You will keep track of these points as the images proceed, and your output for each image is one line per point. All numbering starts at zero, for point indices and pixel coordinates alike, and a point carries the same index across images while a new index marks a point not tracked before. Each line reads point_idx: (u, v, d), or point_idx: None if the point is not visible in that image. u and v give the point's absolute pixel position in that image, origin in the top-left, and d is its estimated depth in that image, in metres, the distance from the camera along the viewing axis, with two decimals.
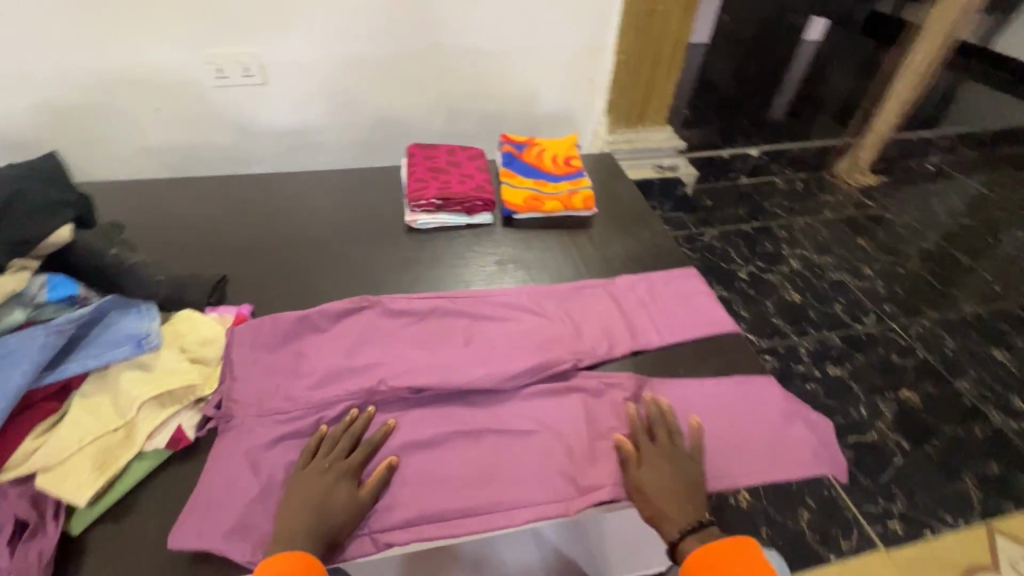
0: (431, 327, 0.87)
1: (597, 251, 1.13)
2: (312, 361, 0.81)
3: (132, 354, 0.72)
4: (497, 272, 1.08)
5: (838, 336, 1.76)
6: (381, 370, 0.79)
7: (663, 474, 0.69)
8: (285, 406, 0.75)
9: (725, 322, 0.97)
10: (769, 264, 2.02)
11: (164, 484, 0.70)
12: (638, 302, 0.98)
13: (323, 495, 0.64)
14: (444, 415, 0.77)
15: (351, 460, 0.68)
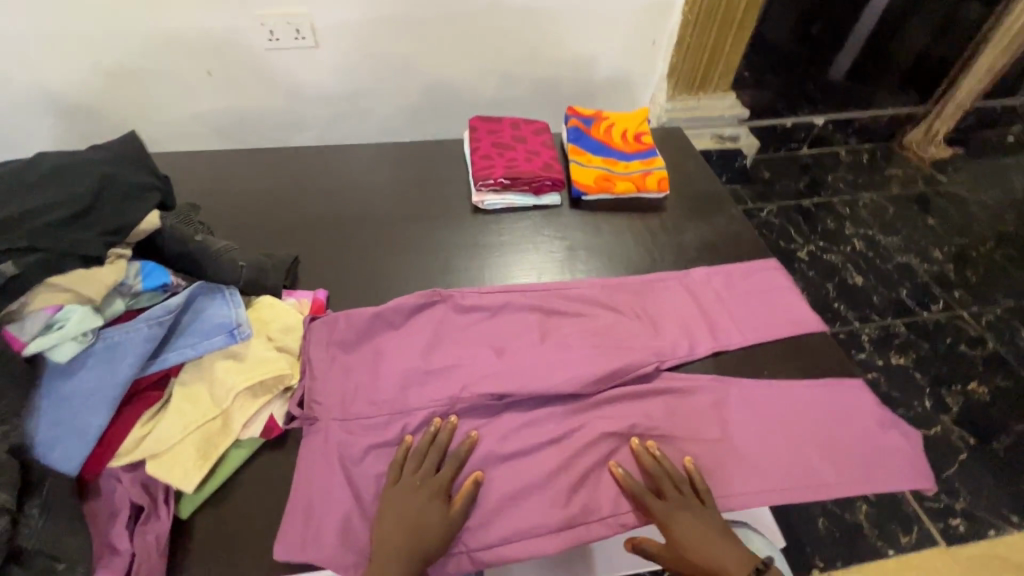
0: (504, 323, 0.88)
1: (670, 238, 1.08)
2: (390, 360, 0.81)
3: (225, 344, 0.72)
4: (568, 258, 1.04)
5: (903, 323, 1.68)
6: (460, 373, 0.79)
7: (694, 526, 0.66)
8: (370, 401, 0.76)
9: (810, 321, 0.92)
10: (830, 243, 1.93)
11: (261, 471, 0.72)
12: (716, 298, 0.94)
13: (415, 515, 0.65)
14: (527, 415, 0.77)
15: (441, 478, 0.68)
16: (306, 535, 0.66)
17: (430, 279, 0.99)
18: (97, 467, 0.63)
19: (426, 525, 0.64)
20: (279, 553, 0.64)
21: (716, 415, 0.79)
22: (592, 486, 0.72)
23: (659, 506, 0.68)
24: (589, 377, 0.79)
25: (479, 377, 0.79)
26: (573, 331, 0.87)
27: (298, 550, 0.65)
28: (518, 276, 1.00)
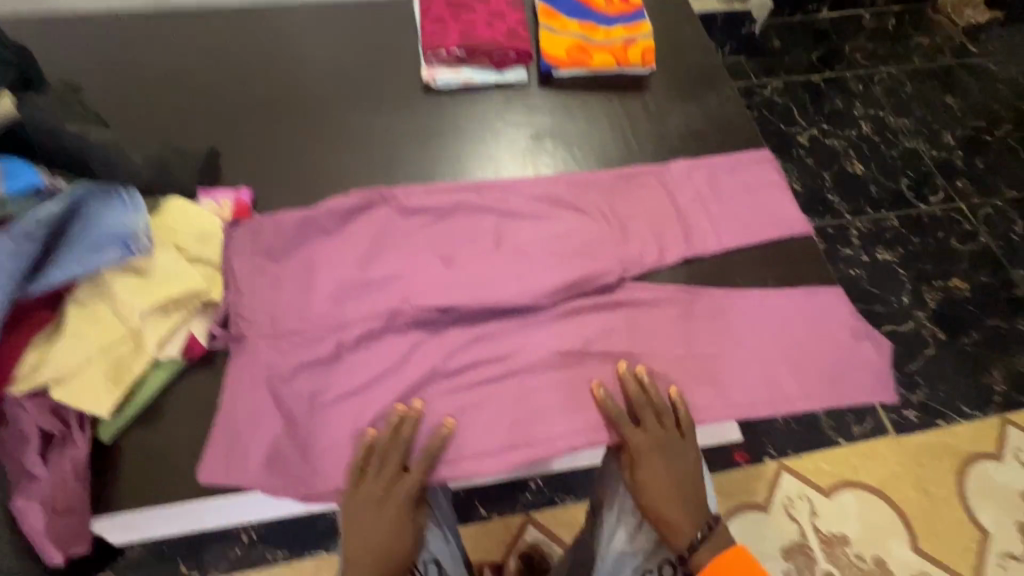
0: (455, 227, 0.77)
1: (651, 125, 0.94)
2: (323, 270, 0.73)
3: (122, 259, 0.63)
4: (532, 149, 0.91)
5: (897, 216, 1.59)
6: (402, 284, 0.72)
7: (657, 464, 0.64)
8: (301, 316, 0.70)
9: (795, 224, 0.83)
10: (835, 126, 1.76)
11: (187, 391, 0.67)
12: (695, 198, 0.83)
13: (381, 530, 0.61)
14: (473, 330, 0.71)
15: (408, 482, 0.63)
16: (235, 460, 0.64)
17: (371, 175, 0.87)
18: None
19: (397, 535, 0.61)
20: (207, 477, 0.63)
21: (677, 329, 0.74)
22: (541, 402, 0.69)
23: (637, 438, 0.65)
24: (543, 290, 0.73)
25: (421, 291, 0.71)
26: (531, 234, 0.78)
27: (228, 476, 0.63)
28: (474, 171, 0.88)
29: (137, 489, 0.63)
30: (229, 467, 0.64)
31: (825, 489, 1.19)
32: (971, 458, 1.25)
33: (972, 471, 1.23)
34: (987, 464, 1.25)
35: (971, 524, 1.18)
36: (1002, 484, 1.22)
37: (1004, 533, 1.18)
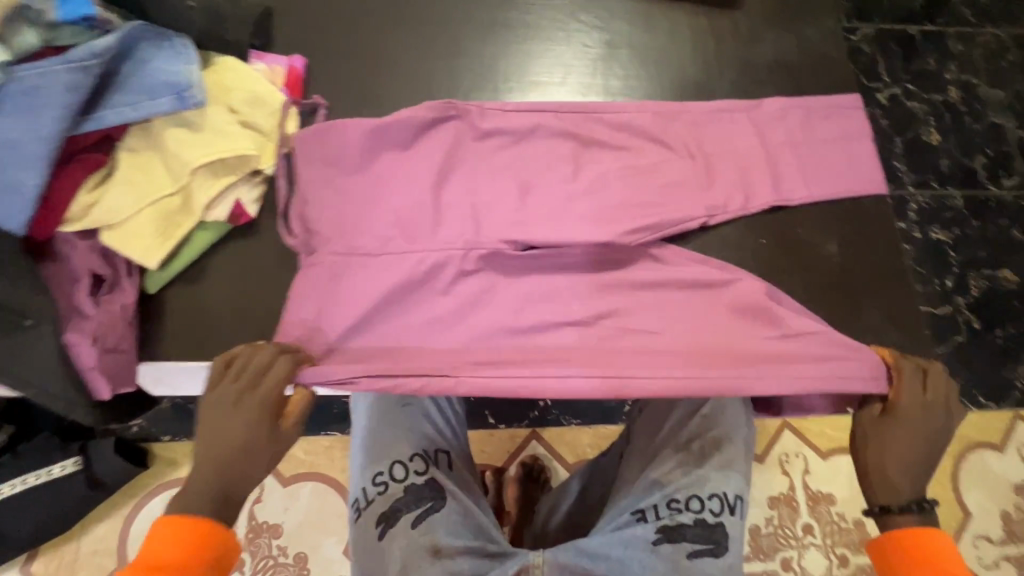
0: (531, 151, 0.73)
1: (737, 50, 0.86)
2: (394, 186, 0.69)
3: (174, 109, 0.61)
4: (604, 57, 0.83)
5: (963, 195, 1.50)
6: (476, 208, 0.69)
7: (918, 432, 0.59)
8: (371, 234, 0.67)
9: (875, 181, 0.77)
10: (921, 88, 1.60)
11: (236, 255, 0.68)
12: (776, 137, 0.77)
13: (229, 442, 0.55)
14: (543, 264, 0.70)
15: (260, 395, 0.56)
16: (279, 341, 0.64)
17: (429, 62, 0.81)
18: (46, 230, 0.58)
19: (245, 452, 0.55)
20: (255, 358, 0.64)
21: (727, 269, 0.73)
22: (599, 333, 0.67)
23: (905, 400, 0.60)
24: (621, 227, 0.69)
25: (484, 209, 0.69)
26: (599, 161, 0.73)
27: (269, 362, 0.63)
28: (539, 74, 0.81)
29: (180, 343, 0.65)
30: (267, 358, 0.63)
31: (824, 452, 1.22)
32: (972, 445, 1.26)
33: (970, 457, 1.25)
34: (987, 453, 1.26)
35: (956, 505, 1.22)
36: (996, 473, 1.24)
37: (985, 518, 1.21)
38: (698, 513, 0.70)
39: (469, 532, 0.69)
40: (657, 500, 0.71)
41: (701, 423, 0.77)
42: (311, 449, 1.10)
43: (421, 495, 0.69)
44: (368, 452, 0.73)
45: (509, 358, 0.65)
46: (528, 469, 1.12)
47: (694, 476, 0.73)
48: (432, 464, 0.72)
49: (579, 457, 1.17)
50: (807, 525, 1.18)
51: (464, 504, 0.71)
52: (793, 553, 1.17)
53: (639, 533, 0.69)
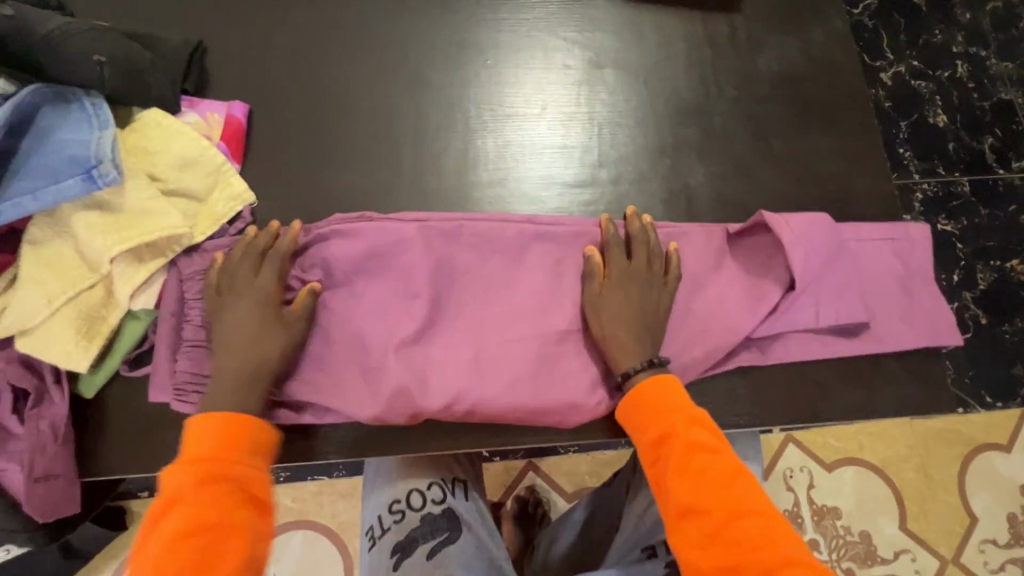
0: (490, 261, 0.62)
1: (736, 62, 0.76)
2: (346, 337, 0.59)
3: (85, 191, 0.51)
4: (588, 79, 0.74)
5: (970, 180, 1.42)
6: (446, 354, 0.59)
7: None
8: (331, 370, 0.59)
9: (884, 336, 0.66)
10: (927, 64, 1.49)
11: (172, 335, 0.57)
12: (828, 258, 0.63)
13: (242, 328, 0.55)
14: (508, 382, 0.59)
15: (260, 286, 0.56)
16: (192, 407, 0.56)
17: (387, 98, 0.71)
18: None
19: (260, 336, 0.55)
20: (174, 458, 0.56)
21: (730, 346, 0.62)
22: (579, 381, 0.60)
23: None
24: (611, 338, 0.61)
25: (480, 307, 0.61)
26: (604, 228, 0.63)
27: (171, 396, 0.56)
28: (513, 105, 0.72)
29: (125, 454, 0.57)
30: (192, 386, 0.56)
31: (827, 463, 1.19)
32: (979, 447, 1.23)
33: (976, 461, 1.22)
34: (993, 454, 1.23)
35: (963, 510, 1.19)
36: (1003, 475, 1.22)
37: (992, 522, 1.19)
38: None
39: (481, 566, 0.68)
40: (667, 531, 0.71)
41: None
42: (298, 496, 1.06)
43: (438, 526, 0.71)
44: (385, 482, 0.74)
45: (468, 378, 0.58)
46: (524, 504, 1.09)
47: None
48: (449, 494, 0.74)
49: (578, 486, 1.13)
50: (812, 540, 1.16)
51: (477, 535, 0.71)
52: None
53: (650, 564, 0.67)
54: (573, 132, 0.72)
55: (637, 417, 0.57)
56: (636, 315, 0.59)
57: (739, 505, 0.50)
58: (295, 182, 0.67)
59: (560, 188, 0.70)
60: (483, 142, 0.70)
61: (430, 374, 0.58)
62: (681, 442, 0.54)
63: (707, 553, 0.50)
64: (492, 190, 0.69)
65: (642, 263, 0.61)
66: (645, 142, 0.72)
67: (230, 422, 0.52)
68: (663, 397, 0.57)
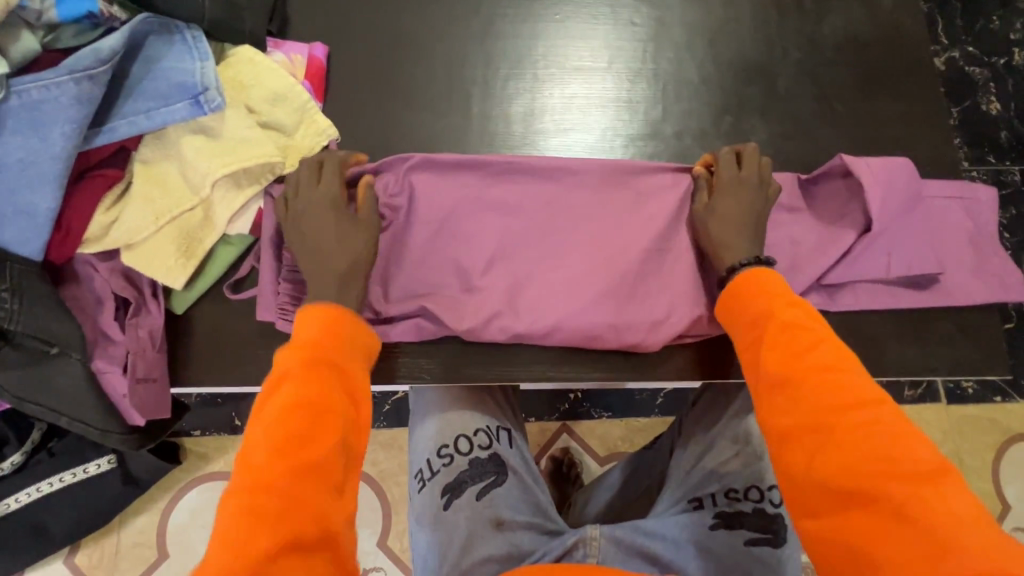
0: (561, 201, 0.64)
1: (804, 25, 0.76)
2: (425, 265, 0.62)
3: (191, 116, 0.56)
4: (655, 36, 0.75)
5: (1021, 170, 1.40)
6: (521, 287, 0.62)
7: None
8: (413, 298, 0.62)
9: (950, 293, 0.66)
10: (983, 51, 1.46)
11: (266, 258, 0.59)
12: (904, 207, 0.64)
13: (325, 233, 0.57)
14: (583, 313, 0.61)
15: (327, 191, 0.58)
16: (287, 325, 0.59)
17: (460, 47, 0.73)
18: (63, 253, 0.54)
19: (343, 241, 0.57)
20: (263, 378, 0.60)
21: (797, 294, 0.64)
22: (649, 319, 0.62)
23: None
24: (675, 279, 0.63)
25: (561, 246, 0.63)
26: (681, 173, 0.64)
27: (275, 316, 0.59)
28: (582, 57, 0.74)
29: (211, 370, 0.61)
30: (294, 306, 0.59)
31: None
32: (1016, 436, 1.22)
33: (1013, 448, 1.21)
34: None
35: (994, 497, 1.19)
36: None
37: None
38: (757, 502, 0.70)
39: (528, 507, 0.71)
40: (714, 489, 0.72)
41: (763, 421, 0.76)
42: None
43: (486, 470, 0.72)
44: (431, 432, 0.75)
45: (543, 309, 0.61)
46: (559, 463, 1.13)
47: (753, 467, 0.73)
48: (494, 440, 0.75)
49: (611, 450, 1.15)
50: None
51: (524, 479, 0.74)
52: None
53: (696, 518, 0.70)
54: (638, 88, 0.73)
55: (735, 308, 0.56)
56: (744, 218, 0.61)
57: (827, 370, 0.48)
58: (373, 125, 0.70)
59: (623, 142, 0.72)
60: (550, 94, 0.72)
61: (505, 305, 0.61)
62: (774, 322, 0.52)
63: (790, 415, 0.47)
64: (559, 139, 0.71)
65: (753, 172, 0.62)
66: (708, 100, 0.73)
67: (325, 315, 0.52)
68: (764, 284, 0.56)
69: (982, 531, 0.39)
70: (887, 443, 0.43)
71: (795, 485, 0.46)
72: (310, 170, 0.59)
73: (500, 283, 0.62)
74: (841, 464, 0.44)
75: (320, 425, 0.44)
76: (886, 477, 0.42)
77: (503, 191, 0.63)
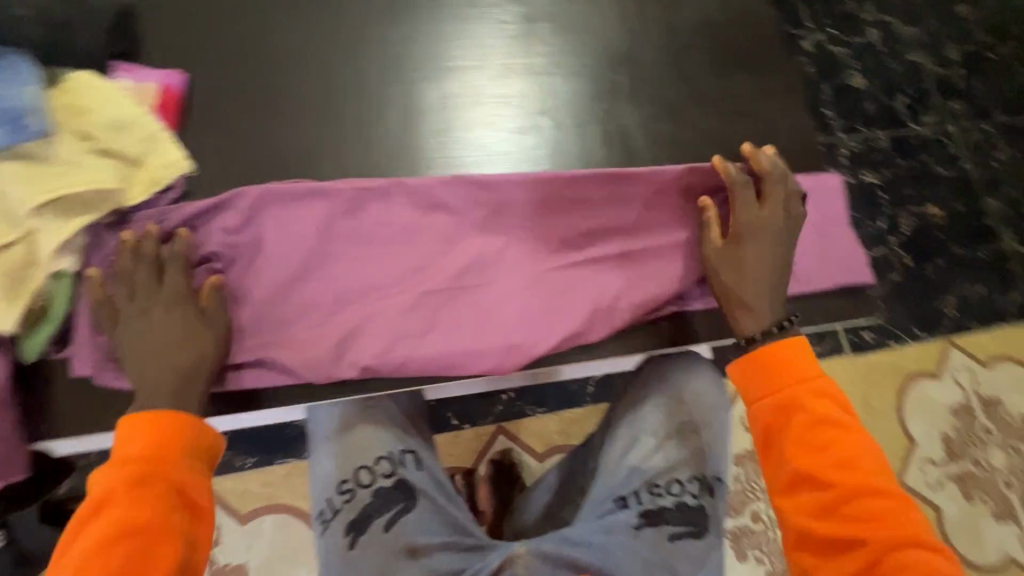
0: (398, 225, 0.68)
1: (663, 12, 0.80)
2: (270, 298, 0.65)
3: (10, 141, 0.56)
4: (523, 30, 0.77)
5: (888, 135, 1.53)
6: (364, 310, 0.65)
7: None
8: (260, 330, 0.64)
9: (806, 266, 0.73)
10: (844, 31, 1.59)
11: (99, 309, 0.58)
12: (744, 215, 0.67)
13: (157, 334, 0.57)
14: (422, 330, 0.66)
15: (163, 290, 0.59)
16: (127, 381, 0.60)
17: (325, 55, 0.72)
18: None
19: (180, 340, 0.57)
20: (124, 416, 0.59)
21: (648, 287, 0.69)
22: (491, 328, 0.66)
23: None
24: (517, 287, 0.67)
25: (418, 268, 0.67)
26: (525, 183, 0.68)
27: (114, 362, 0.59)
28: (451, 57, 0.74)
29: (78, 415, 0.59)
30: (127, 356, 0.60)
31: None
32: (913, 375, 1.33)
33: (911, 387, 1.32)
34: (926, 381, 1.34)
35: (901, 434, 1.29)
36: (935, 399, 1.32)
37: (929, 441, 1.29)
38: (677, 496, 0.72)
39: (442, 528, 0.70)
40: (638, 485, 0.73)
41: (675, 409, 0.78)
42: (268, 481, 1.04)
43: (393, 498, 0.69)
44: (331, 466, 0.71)
45: (385, 329, 0.65)
46: (499, 465, 1.12)
47: (674, 459, 0.75)
48: (399, 465, 0.72)
49: (548, 444, 1.16)
50: None
51: (435, 501, 0.71)
52: (760, 505, 1.18)
53: (622, 518, 0.71)
54: (513, 83, 0.75)
55: (756, 379, 0.61)
56: (753, 264, 0.66)
57: (852, 462, 0.55)
58: (246, 144, 0.69)
59: (499, 136, 0.73)
60: (424, 94, 0.73)
61: (351, 328, 0.65)
62: (800, 420, 0.57)
63: (817, 519, 0.53)
64: (437, 141, 0.72)
65: (776, 212, 0.67)
66: (581, 89, 0.76)
67: (153, 423, 0.52)
68: (792, 366, 0.60)
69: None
70: (901, 556, 0.49)
71: (815, 573, 0.53)
72: (130, 263, 0.58)
73: (361, 316, 0.65)
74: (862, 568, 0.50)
75: (144, 557, 0.46)
76: (904, 568, 0.49)
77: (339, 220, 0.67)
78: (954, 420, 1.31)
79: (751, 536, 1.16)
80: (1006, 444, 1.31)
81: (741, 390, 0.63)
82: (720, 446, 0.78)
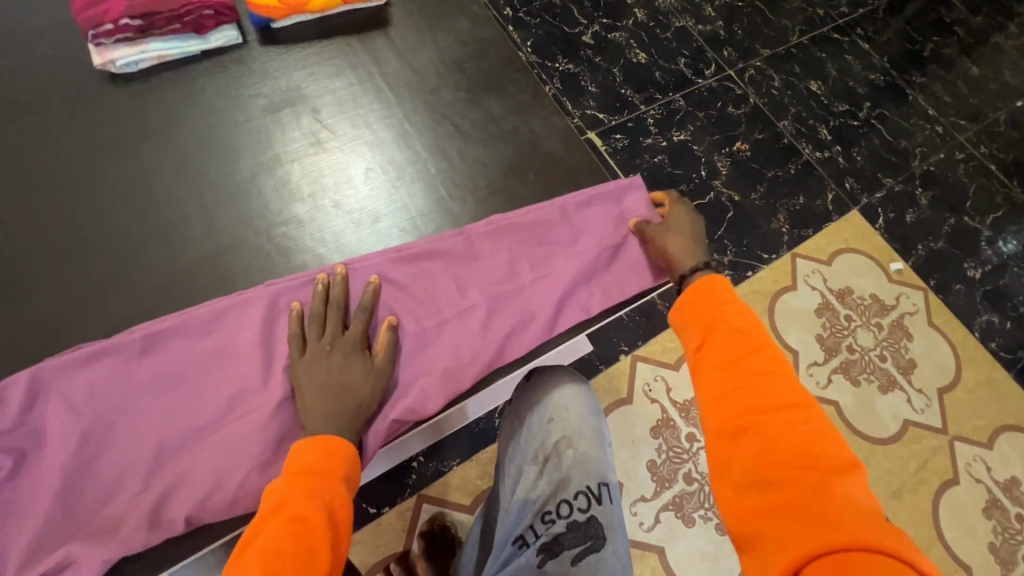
0: (200, 356, 0.62)
1: (404, 63, 0.84)
2: (62, 490, 0.55)
3: None
4: (273, 122, 0.77)
5: (683, 96, 1.56)
6: (183, 459, 0.58)
7: None
8: (63, 530, 0.54)
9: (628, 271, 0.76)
10: (614, 18, 1.62)
11: (294, 343, 0.60)
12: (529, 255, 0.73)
13: (332, 377, 0.58)
14: (256, 457, 0.58)
15: (347, 336, 0.61)
16: None
17: (64, 210, 0.69)
18: None
19: (349, 386, 0.58)
20: None
21: (484, 331, 0.69)
22: None
23: None
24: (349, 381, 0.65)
25: (235, 390, 0.60)
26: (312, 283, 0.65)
27: None
28: (206, 171, 0.73)
29: None
30: None
31: (674, 364, 1.28)
32: (775, 297, 1.37)
33: (777, 306, 1.36)
34: (788, 296, 1.38)
35: (784, 348, 1.32)
36: (797, 308, 1.37)
37: (809, 347, 1.33)
38: (568, 517, 0.69)
39: None
40: (530, 519, 0.70)
41: (547, 428, 0.77)
42: None
43: None
44: None
45: (211, 471, 0.57)
46: (431, 535, 1.06)
47: (557, 479, 0.72)
48: None
49: (475, 493, 1.13)
50: (690, 433, 1.23)
51: None
52: (690, 465, 1.21)
53: (522, 560, 0.66)
54: (277, 174, 0.74)
55: (692, 308, 0.57)
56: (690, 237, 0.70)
57: (788, 406, 0.47)
58: None
59: (270, 231, 0.72)
60: (180, 212, 0.71)
61: (170, 484, 0.56)
62: (723, 323, 0.54)
63: (748, 446, 0.46)
64: (211, 256, 0.69)
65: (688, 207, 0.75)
66: (347, 158, 0.77)
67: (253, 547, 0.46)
68: (720, 295, 0.57)
69: (909, 552, 0.38)
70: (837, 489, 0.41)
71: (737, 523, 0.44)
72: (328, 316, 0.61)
73: (177, 468, 0.57)
74: (771, 457, 0.44)
75: None
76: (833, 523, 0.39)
77: (133, 371, 0.60)
78: (821, 319, 1.37)
79: (691, 498, 1.18)
80: (868, 323, 1.37)
81: (673, 322, 0.59)
82: (602, 453, 0.76)
